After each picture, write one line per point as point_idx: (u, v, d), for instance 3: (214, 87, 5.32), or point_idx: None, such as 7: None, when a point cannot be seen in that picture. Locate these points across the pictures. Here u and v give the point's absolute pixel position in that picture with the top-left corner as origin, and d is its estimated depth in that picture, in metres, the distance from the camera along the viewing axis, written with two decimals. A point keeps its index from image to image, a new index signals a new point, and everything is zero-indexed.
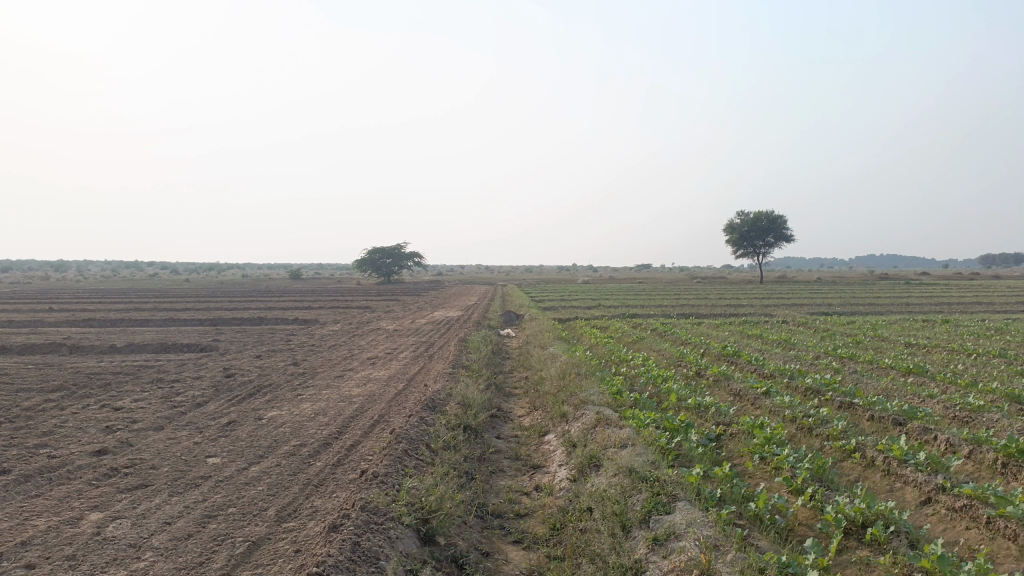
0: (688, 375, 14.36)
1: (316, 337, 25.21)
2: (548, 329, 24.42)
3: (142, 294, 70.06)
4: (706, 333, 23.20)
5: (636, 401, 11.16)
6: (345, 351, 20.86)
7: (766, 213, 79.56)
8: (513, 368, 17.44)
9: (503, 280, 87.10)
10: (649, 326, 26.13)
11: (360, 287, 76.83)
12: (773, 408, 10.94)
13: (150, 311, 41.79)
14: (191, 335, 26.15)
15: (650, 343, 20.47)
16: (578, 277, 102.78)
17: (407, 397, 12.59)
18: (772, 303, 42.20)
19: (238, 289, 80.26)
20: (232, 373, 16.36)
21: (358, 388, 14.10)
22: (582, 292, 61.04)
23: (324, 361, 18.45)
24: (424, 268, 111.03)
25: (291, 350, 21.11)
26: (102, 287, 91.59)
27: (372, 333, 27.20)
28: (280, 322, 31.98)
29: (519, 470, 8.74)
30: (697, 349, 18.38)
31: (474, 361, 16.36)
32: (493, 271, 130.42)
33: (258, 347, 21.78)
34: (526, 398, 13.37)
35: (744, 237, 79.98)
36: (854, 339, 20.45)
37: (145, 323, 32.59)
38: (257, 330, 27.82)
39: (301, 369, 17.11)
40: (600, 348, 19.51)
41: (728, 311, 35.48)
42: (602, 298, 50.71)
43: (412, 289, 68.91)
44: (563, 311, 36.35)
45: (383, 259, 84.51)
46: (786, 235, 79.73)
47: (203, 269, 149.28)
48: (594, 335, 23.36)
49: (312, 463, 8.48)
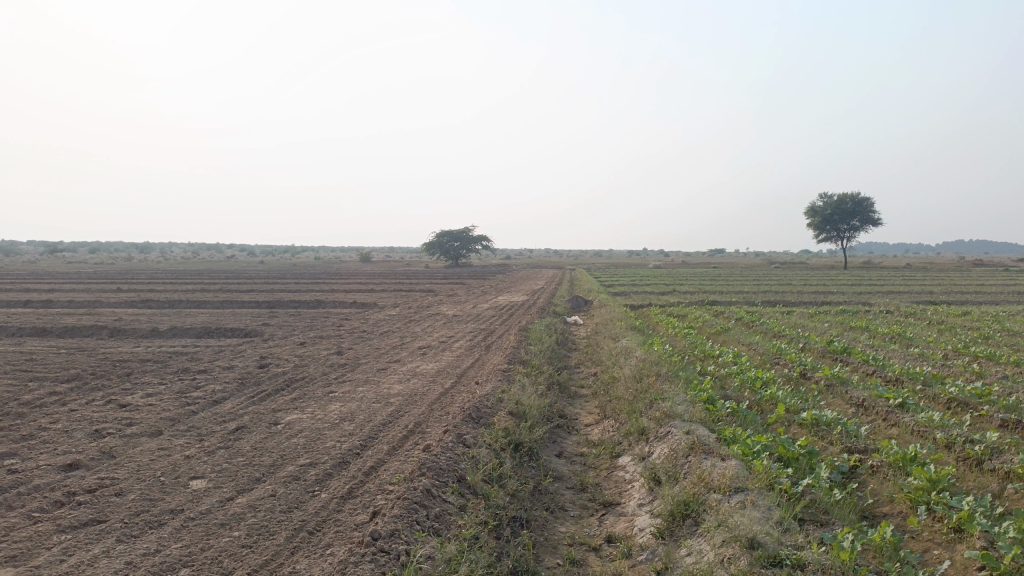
0: (792, 379, 11.85)
1: (370, 323, 23.48)
2: (619, 316, 22.07)
3: (214, 276, 70.45)
4: (802, 325, 20.39)
5: (735, 415, 8.83)
6: (397, 339, 19.02)
7: (852, 195, 74.72)
8: (579, 363, 15.22)
9: (572, 264, 84.78)
10: (733, 314, 23.53)
11: (428, 269, 75.60)
12: (918, 430, 8.44)
13: (212, 292, 41.34)
14: (242, 318, 24.85)
15: (739, 336, 17.90)
16: (649, 261, 99.75)
17: (453, 399, 10.55)
18: (865, 291, 38.56)
19: (308, 271, 80.09)
20: (266, 364, 14.66)
21: (400, 385, 12.13)
22: (654, 277, 58.25)
23: (370, 351, 16.62)
24: (492, 251, 109.73)
25: (339, 337, 19.39)
26: (176, 268, 93.57)
27: (431, 318, 25.38)
28: (338, 306, 30.41)
29: (584, 511, 6.58)
30: (796, 345, 15.77)
31: (535, 356, 14.20)
32: (563, 255, 128.07)
33: (304, 333, 20.08)
34: (596, 403, 11.16)
35: (828, 221, 75.29)
36: (983, 334, 17.41)
37: (202, 305, 31.61)
38: (310, 314, 26.36)
39: (343, 359, 15.30)
40: (681, 341, 17.11)
41: (818, 299, 32.37)
42: (677, 283, 47.77)
43: (479, 273, 66.83)
44: (636, 298, 33.76)
45: (451, 241, 83.18)
46: (874, 219, 74.71)
47: (278, 251, 151.68)
48: (672, 325, 20.89)
49: (314, 495, 6.51)
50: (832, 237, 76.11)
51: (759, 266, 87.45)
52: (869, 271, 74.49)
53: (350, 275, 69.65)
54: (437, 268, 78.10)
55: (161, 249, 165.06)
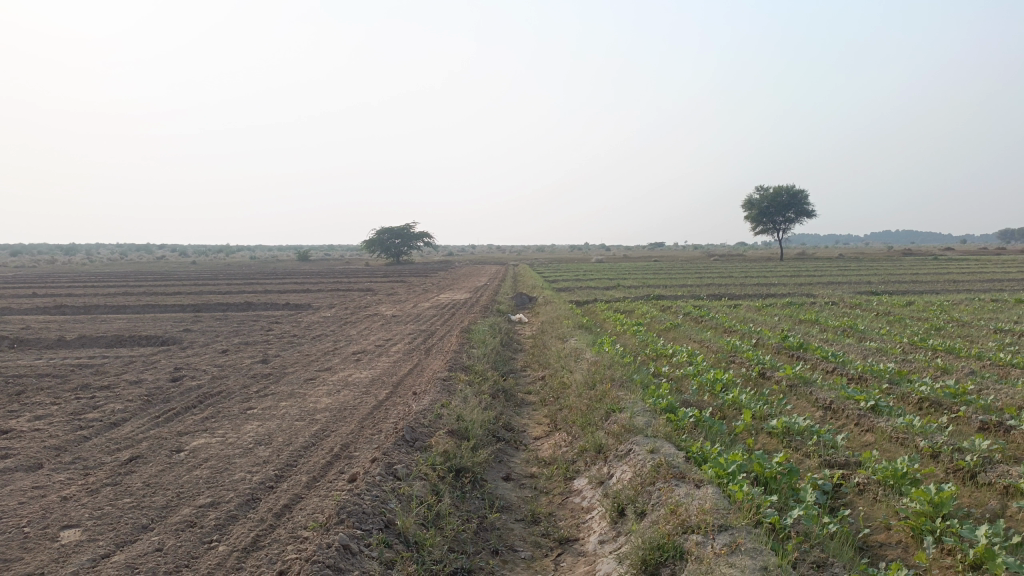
0: (751, 379, 11.12)
1: (302, 326, 22.06)
2: (565, 313, 21.21)
3: (142, 278, 67.30)
4: (752, 318, 19.88)
5: (700, 426, 7.98)
6: (330, 343, 17.72)
7: (787, 187, 75.94)
8: (525, 367, 14.26)
9: (514, 259, 84.19)
10: (681, 309, 22.94)
11: (368, 268, 73.85)
12: (896, 438, 7.72)
13: (136, 296, 39.11)
14: (163, 324, 23.12)
15: (689, 333, 17.21)
16: (590, 255, 99.89)
17: (386, 413, 9.44)
18: (806, 283, 38.68)
19: (242, 271, 77.30)
20: (180, 377, 13.24)
21: (329, 398, 10.94)
22: (597, 271, 57.95)
23: (299, 357, 15.34)
24: (433, 248, 108.42)
25: (267, 342, 17.97)
26: (100, 270, 89.45)
27: (368, 320, 24.12)
28: (270, 308, 28.90)
29: (537, 551, 5.59)
30: (749, 341, 15.15)
31: (479, 361, 13.18)
32: (506, 251, 127.34)
33: (228, 340, 18.59)
34: (545, 412, 10.21)
35: (765, 213, 76.32)
36: (934, 325, 17.11)
37: (122, 310, 29.55)
38: (238, 318, 24.75)
39: (268, 369, 13.98)
40: (631, 339, 16.33)
41: (762, 291, 32.25)
42: (620, 278, 47.35)
43: (421, 271, 65.62)
44: (580, 293, 33.02)
45: (392, 239, 81.50)
46: (808, 211, 76.03)
47: (212, 251, 146.85)
48: (619, 322, 20.12)
49: (211, 547, 5.36)
50: (769, 229, 77.23)
51: (699, 259, 88.03)
52: (806, 263, 75.85)
53: (287, 275, 67.45)
54: (377, 266, 76.30)
55: (86, 251, 158.20)
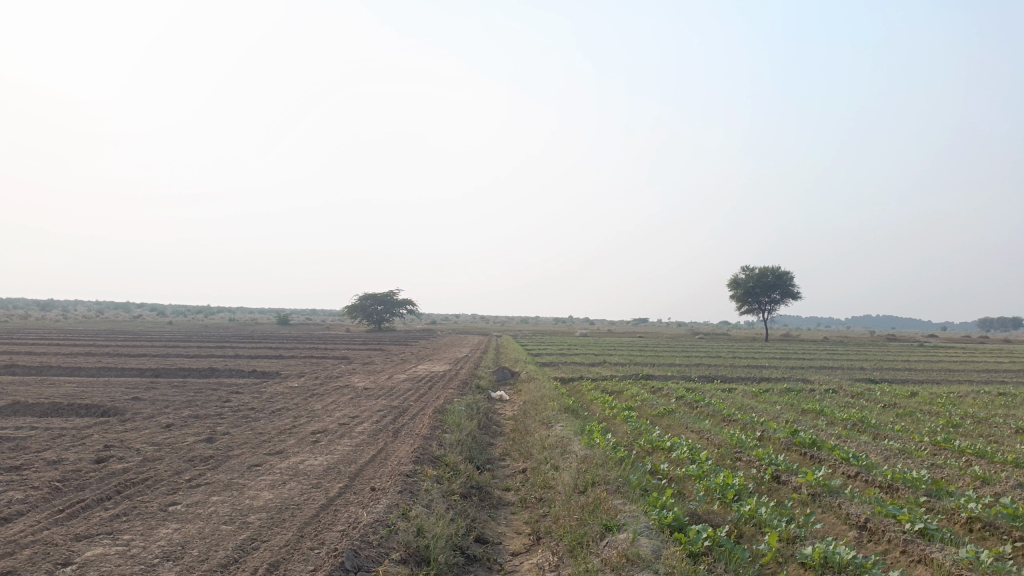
0: (765, 484, 9.62)
1: (263, 398, 20.28)
2: (549, 393, 19.61)
3: (111, 337, 64.85)
4: (751, 405, 18.35)
5: (719, 556, 6.47)
6: (290, 420, 15.97)
7: (772, 269, 75.70)
8: (504, 457, 12.64)
9: (497, 330, 82.76)
10: (673, 393, 21.46)
11: (347, 334, 72.06)
12: (959, 573, 6.26)
13: (96, 356, 37.02)
14: (113, 390, 21.23)
15: (686, 421, 15.64)
16: (575, 330, 98.51)
17: (334, 519, 7.81)
18: (797, 366, 37.31)
19: (218, 333, 74.92)
20: (107, 458, 11.46)
21: (271, 491, 9.27)
22: (580, 346, 56.62)
23: (250, 436, 13.63)
24: (416, 316, 106.98)
25: (219, 417, 16.17)
26: (70, 327, 86.89)
27: (337, 393, 22.33)
28: (235, 375, 27.09)
29: None
30: (754, 433, 13.65)
31: (451, 448, 11.57)
32: (490, 322, 125.99)
33: (177, 412, 16.76)
34: (526, 520, 8.60)
35: (749, 294, 75.76)
36: (950, 422, 15.72)
37: (75, 372, 27.56)
38: (197, 386, 22.89)
39: (211, 450, 12.25)
40: (623, 426, 14.80)
41: (754, 375, 30.88)
42: (607, 354, 45.84)
43: (401, 339, 64.00)
44: (564, 370, 31.41)
45: (374, 305, 80.00)
46: (793, 292, 75.54)
47: (192, 311, 144.03)
48: (608, 405, 18.55)
49: None
50: (754, 310, 76.57)
51: (684, 337, 86.70)
52: (792, 345, 74.93)
53: (263, 338, 65.46)
54: (357, 333, 74.40)
55: (61, 307, 155.52)
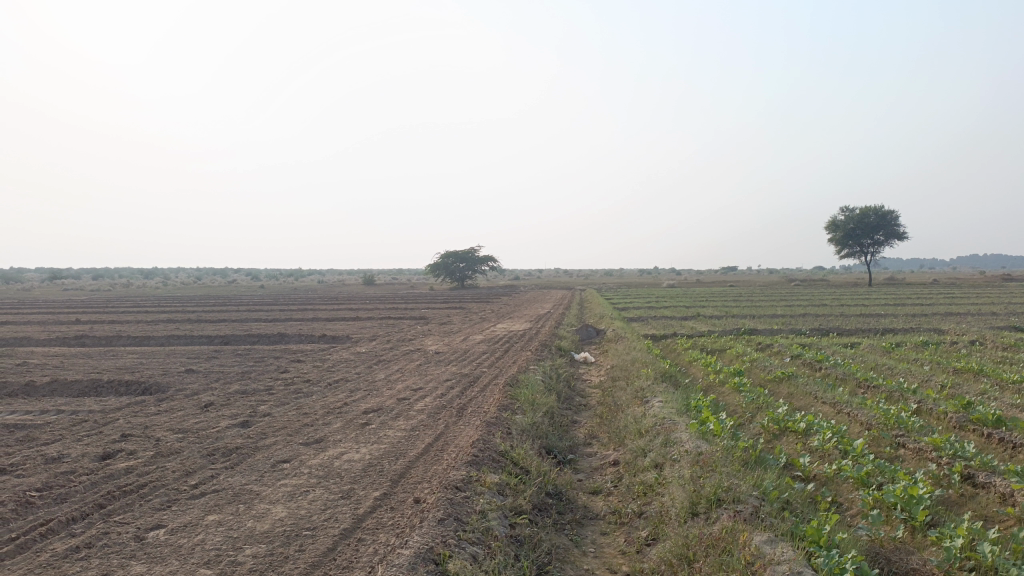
0: (958, 498, 6.84)
1: (324, 367, 18.44)
2: (641, 356, 16.98)
3: (198, 303, 65.78)
4: (888, 366, 15.25)
5: None
6: (345, 395, 13.94)
7: (875, 208, 69.71)
8: (589, 443, 10.17)
9: (581, 284, 80.05)
10: (785, 351, 18.47)
11: (429, 292, 70.93)
12: None
13: (175, 323, 36.53)
14: (170, 362, 19.83)
15: (814, 390, 12.75)
16: (662, 281, 94.48)
17: (352, 562, 5.54)
18: (919, 314, 33.22)
19: (303, 296, 74.82)
20: (117, 454, 9.63)
21: (286, 505, 7.10)
22: (668, 297, 53.46)
23: (291, 419, 11.61)
24: (499, 273, 105.45)
25: (267, 392, 14.31)
26: (162, 294, 89.33)
27: (405, 358, 20.34)
28: (304, 341, 25.60)
29: None
30: (908, 407, 10.71)
31: (520, 437, 9.18)
32: (574, 275, 123.42)
33: (224, 388, 15.00)
34: (623, 551, 6.13)
35: (849, 236, 70.16)
36: None
37: (144, 341, 26.61)
38: (259, 355, 21.32)
39: (241, 439, 10.26)
40: (736, 399, 12.10)
41: (873, 325, 27.25)
42: (700, 306, 42.49)
43: (482, 296, 62.26)
44: (655, 326, 28.55)
45: (456, 263, 78.45)
46: (900, 232, 69.50)
47: (282, 275, 146.58)
48: (711, 368, 15.79)
49: None
50: (855, 254, 70.98)
51: (779, 284, 81.72)
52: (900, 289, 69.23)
53: (344, 300, 64.90)
54: (439, 290, 72.99)
55: (161, 275, 162.05)
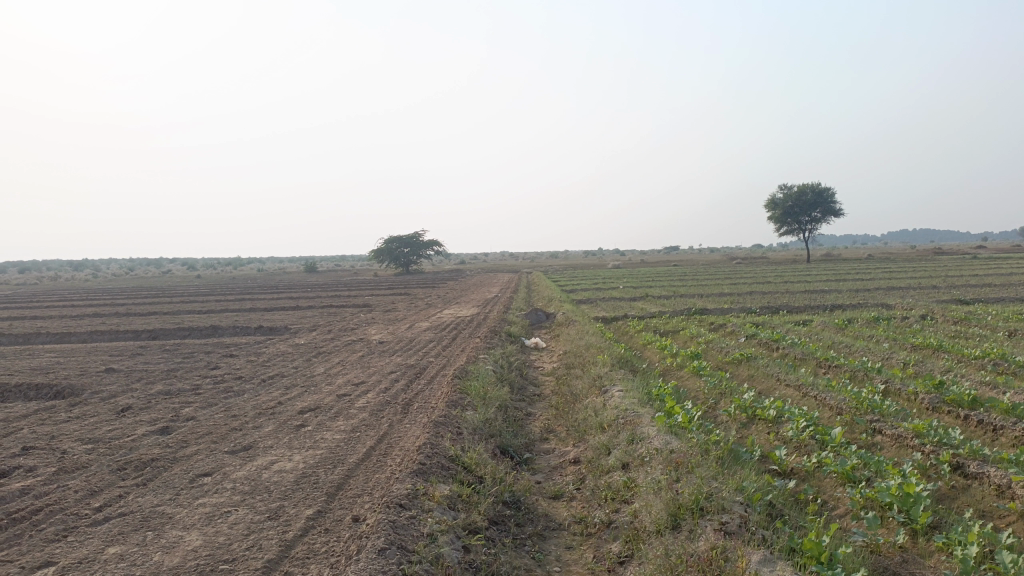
0: (952, 493, 6.28)
1: (259, 362, 17.24)
2: (595, 340, 16.29)
3: (129, 295, 63.01)
4: (846, 344, 14.87)
5: None
6: (279, 393, 12.85)
7: (813, 185, 70.77)
8: (546, 439, 9.38)
9: (528, 267, 79.52)
10: (740, 330, 18.04)
11: (373, 279, 69.36)
12: None
13: (102, 317, 34.52)
14: (89, 361, 18.34)
15: (776, 371, 12.21)
16: (608, 262, 94.66)
17: None
18: (862, 289, 33.46)
19: (241, 285, 72.41)
20: (13, 471, 8.44)
21: (202, 532, 6.12)
22: (614, 278, 53.24)
23: (218, 422, 10.51)
24: (444, 257, 104.20)
25: (194, 392, 13.13)
26: (92, 286, 85.47)
27: (347, 349, 19.25)
28: (239, 333, 24.23)
29: None
30: (877, 388, 10.22)
31: (471, 438, 8.33)
32: (520, 258, 122.96)
33: (146, 389, 13.73)
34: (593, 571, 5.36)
35: (789, 214, 71.13)
36: None
37: (65, 338, 24.83)
38: (189, 350, 19.95)
39: (159, 449, 9.16)
40: (698, 384, 11.47)
41: (820, 301, 27.21)
42: (648, 286, 42.32)
43: (427, 281, 61.11)
44: (605, 307, 27.99)
45: (400, 248, 76.95)
46: (837, 209, 70.74)
47: (220, 264, 142.19)
48: (668, 351, 15.18)
49: None
50: (795, 231, 72.06)
51: (723, 262, 82.66)
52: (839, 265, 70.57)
53: (284, 288, 62.94)
54: (383, 276, 71.49)
55: (92, 266, 155.80)
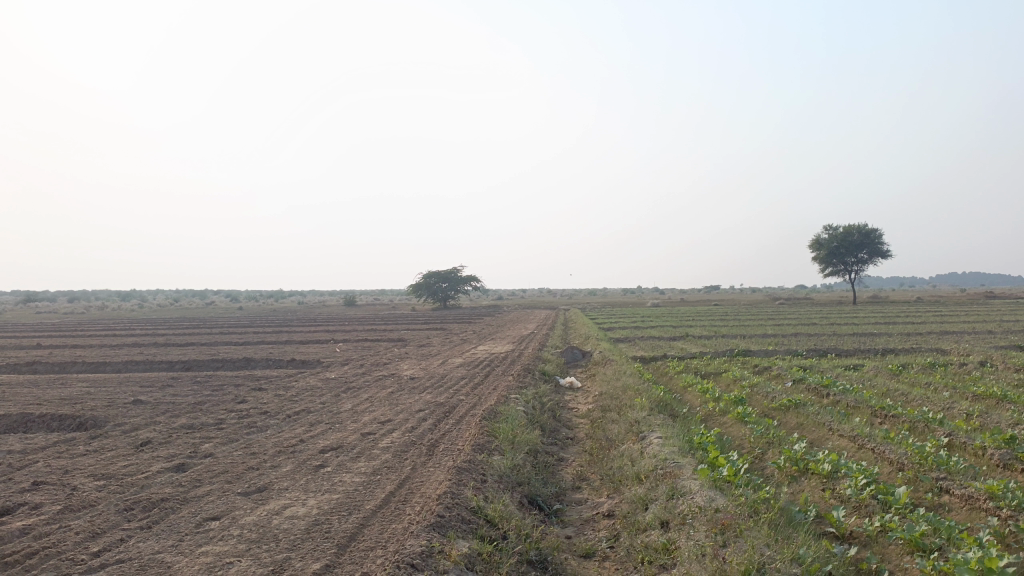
0: None
1: (287, 396, 16.88)
2: (632, 381, 15.59)
3: (170, 325, 63.81)
4: (902, 391, 13.93)
5: None
6: (303, 429, 12.41)
7: (858, 226, 69.13)
8: (578, 488, 8.73)
9: (565, 304, 78.82)
10: (785, 374, 17.15)
11: (409, 313, 69.32)
12: None
13: (141, 348, 34.76)
14: (119, 392, 18.19)
15: (828, 420, 11.39)
16: (647, 301, 93.54)
17: None
18: (913, 333, 32.07)
19: (281, 317, 73.01)
20: (18, 508, 8.08)
21: None
22: (653, 317, 52.29)
23: (235, 460, 10.07)
24: (482, 294, 104.17)
25: (216, 427, 12.76)
26: (136, 316, 87.18)
27: (377, 385, 18.79)
28: (272, 366, 23.99)
29: None
30: (941, 442, 9.37)
31: (496, 487, 7.73)
32: (558, 295, 122.21)
33: (170, 422, 13.41)
34: None
35: (833, 254, 69.48)
36: None
37: (100, 368, 24.87)
38: (219, 382, 19.71)
39: (171, 488, 8.73)
40: (742, 431, 10.72)
41: (870, 345, 26.04)
42: (688, 326, 41.30)
43: (463, 317, 60.80)
44: (643, 347, 27.19)
45: (438, 283, 76.97)
46: (883, 250, 68.89)
47: (262, 297, 144.11)
48: (709, 395, 14.42)
49: None
50: (839, 271, 70.29)
51: (765, 303, 80.89)
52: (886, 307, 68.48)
53: (321, 321, 63.16)
54: (421, 311, 71.38)
55: (139, 297, 159.35)
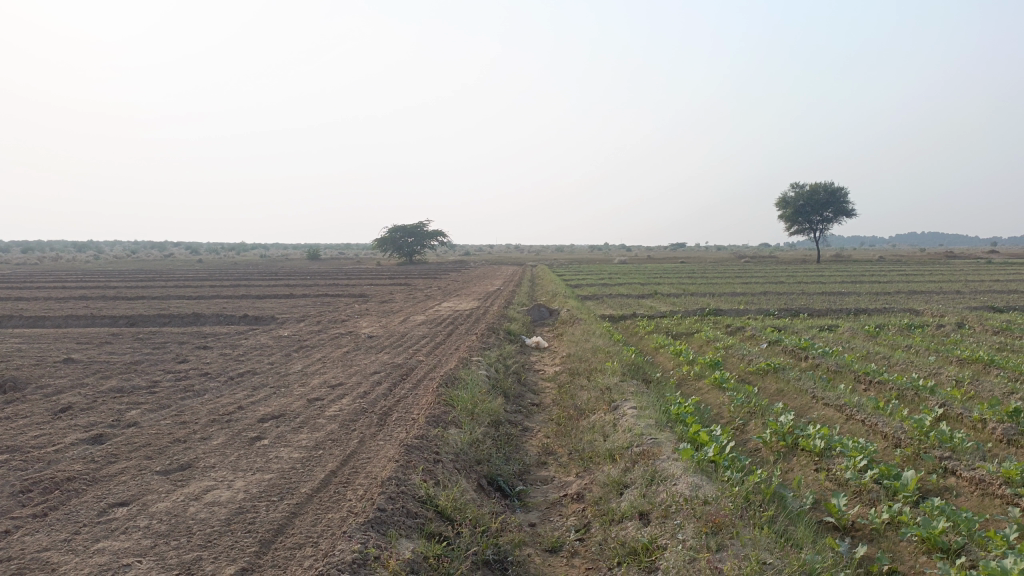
0: None
1: (233, 355, 15.71)
2: (601, 342, 14.72)
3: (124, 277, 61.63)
4: (884, 355, 13.25)
5: None
6: (244, 394, 11.32)
7: (826, 184, 68.86)
8: (543, 465, 7.81)
9: (532, 259, 77.93)
10: (760, 336, 16.41)
11: (374, 267, 67.93)
12: None
13: (88, 301, 33.14)
14: (51, 349, 16.87)
15: (811, 387, 10.63)
16: (615, 259, 93.14)
17: None
18: (882, 293, 31.70)
19: (242, 270, 71.10)
20: None
21: None
22: (621, 273, 51.67)
23: (160, 431, 8.98)
24: (449, 249, 102.80)
25: (148, 391, 11.60)
26: (91, 267, 84.43)
27: (332, 343, 17.70)
28: (223, 322, 22.73)
29: None
30: (937, 414, 8.61)
31: (451, 469, 6.77)
32: (526, 251, 121.26)
33: (98, 385, 12.23)
34: None
35: (799, 212, 69.26)
36: None
37: (38, 323, 23.35)
38: (162, 340, 18.45)
39: (80, 465, 7.63)
40: (722, 400, 9.88)
41: (841, 305, 25.52)
42: (656, 283, 40.62)
43: (428, 272, 59.63)
44: (611, 305, 26.37)
45: (404, 237, 75.44)
46: (850, 209, 68.85)
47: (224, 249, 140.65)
48: (683, 358, 13.59)
49: None
50: (806, 230, 70.22)
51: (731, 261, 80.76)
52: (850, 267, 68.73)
53: (282, 275, 61.53)
54: (386, 266, 69.85)
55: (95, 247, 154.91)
